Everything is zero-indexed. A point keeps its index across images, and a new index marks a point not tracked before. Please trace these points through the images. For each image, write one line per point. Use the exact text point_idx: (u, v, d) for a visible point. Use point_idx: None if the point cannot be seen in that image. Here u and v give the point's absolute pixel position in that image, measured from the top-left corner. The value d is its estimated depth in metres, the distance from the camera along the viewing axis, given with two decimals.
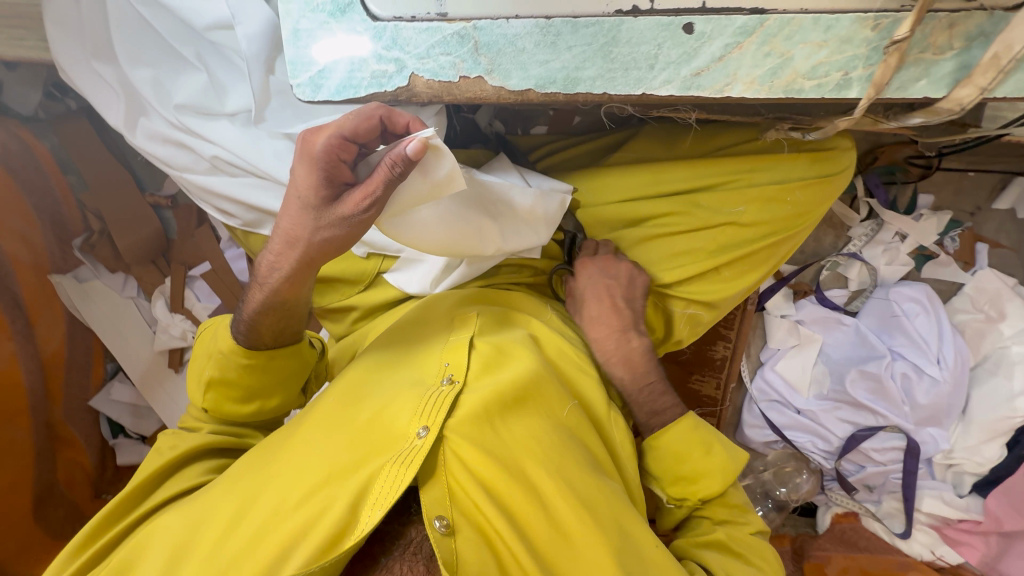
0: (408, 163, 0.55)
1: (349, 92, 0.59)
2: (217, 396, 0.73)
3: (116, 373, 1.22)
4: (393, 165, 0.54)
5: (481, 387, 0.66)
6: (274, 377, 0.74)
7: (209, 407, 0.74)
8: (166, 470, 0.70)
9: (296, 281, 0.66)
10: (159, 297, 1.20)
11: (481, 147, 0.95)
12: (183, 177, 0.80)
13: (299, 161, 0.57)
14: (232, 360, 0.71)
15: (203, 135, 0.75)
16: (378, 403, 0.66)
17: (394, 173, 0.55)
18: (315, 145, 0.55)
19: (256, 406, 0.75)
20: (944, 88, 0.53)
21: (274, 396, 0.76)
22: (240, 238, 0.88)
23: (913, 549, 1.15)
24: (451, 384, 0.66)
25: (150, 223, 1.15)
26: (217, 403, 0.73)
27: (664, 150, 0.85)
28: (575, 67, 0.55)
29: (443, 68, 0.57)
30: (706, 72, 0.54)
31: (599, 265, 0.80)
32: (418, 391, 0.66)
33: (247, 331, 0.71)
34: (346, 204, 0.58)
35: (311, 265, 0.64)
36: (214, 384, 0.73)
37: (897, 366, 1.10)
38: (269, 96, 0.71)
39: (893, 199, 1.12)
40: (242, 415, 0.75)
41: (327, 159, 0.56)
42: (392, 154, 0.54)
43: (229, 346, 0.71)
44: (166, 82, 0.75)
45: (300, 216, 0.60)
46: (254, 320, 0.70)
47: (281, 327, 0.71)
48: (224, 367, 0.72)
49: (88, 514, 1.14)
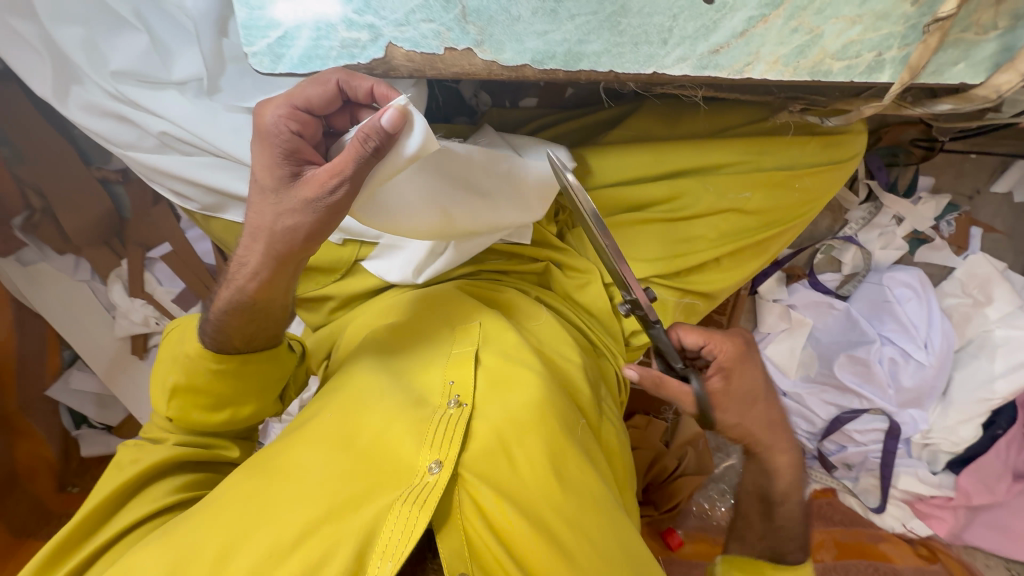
0: (384, 137, 0.48)
1: (315, 63, 0.51)
2: (183, 404, 0.67)
3: (75, 361, 1.13)
4: (365, 139, 0.47)
5: (493, 410, 0.62)
6: (248, 383, 0.68)
7: (174, 416, 0.67)
8: (126, 491, 0.65)
9: (261, 278, 0.59)
10: (115, 280, 1.09)
11: (465, 121, 0.91)
12: (128, 156, 0.70)
13: (257, 145, 0.51)
14: (201, 365, 0.65)
15: (148, 108, 0.66)
16: (379, 425, 0.60)
17: (367, 149, 0.48)
18: (267, 122, 0.50)
19: (226, 415, 0.69)
20: (982, 73, 0.48)
21: (247, 403, 0.69)
22: (200, 222, 0.79)
23: (885, 522, 1.18)
24: (459, 408, 0.61)
25: (102, 200, 1.01)
26: (182, 411, 0.67)
27: (666, 128, 0.78)
28: (578, 39, 0.48)
29: (426, 38, 0.48)
30: (725, 50, 0.48)
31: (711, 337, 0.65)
32: (423, 413, 0.61)
33: (212, 333, 0.64)
34: (310, 185, 0.49)
35: (284, 263, 0.57)
36: (179, 391, 0.66)
37: (885, 351, 1.11)
38: (222, 63, 0.62)
39: (894, 181, 1.09)
40: (211, 424, 0.69)
41: (281, 132, 0.50)
42: (364, 126, 0.47)
43: (196, 351, 0.64)
44: (100, 44, 0.65)
45: (260, 201, 0.52)
46: (221, 321, 0.63)
47: (253, 331, 0.65)
48: (191, 372, 0.65)
49: (53, 508, 1.09)
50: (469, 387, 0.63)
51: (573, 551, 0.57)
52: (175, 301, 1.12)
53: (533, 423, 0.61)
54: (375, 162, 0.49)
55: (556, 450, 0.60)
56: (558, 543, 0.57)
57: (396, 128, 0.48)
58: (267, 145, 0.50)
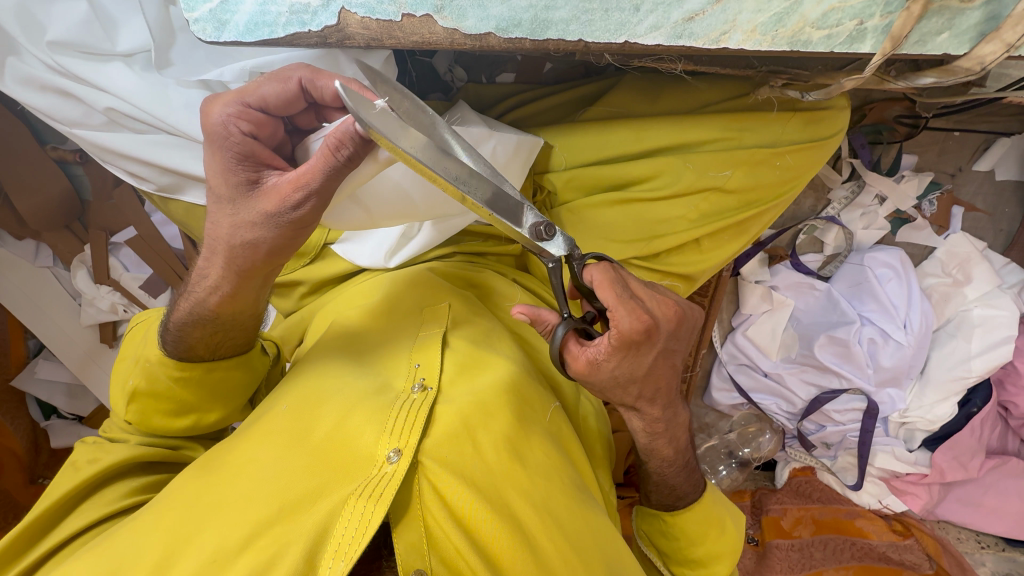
0: (359, 145, 0.47)
1: (264, 31, 0.47)
2: (143, 408, 0.64)
3: (42, 350, 1.09)
4: (337, 147, 0.46)
5: (458, 396, 0.60)
6: (214, 390, 0.65)
7: (134, 420, 0.65)
8: (78, 493, 0.62)
9: (227, 280, 0.57)
10: (79, 267, 1.04)
11: (439, 98, 0.88)
12: (76, 135, 0.67)
13: (208, 147, 0.52)
14: (162, 371, 0.62)
15: (93, 83, 0.61)
16: (338, 413, 0.58)
17: (339, 157, 0.47)
18: (216, 115, 0.51)
19: (189, 422, 0.66)
20: (966, 43, 0.46)
21: (212, 409, 0.67)
22: (160, 205, 0.76)
23: (862, 499, 1.21)
24: (423, 392, 0.59)
25: (59, 183, 0.96)
26: (143, 416, 0.65)
27: (646, 104, 0.76)
28: (545, 5, 0.45)
29: (381, 3, 0.45)
30: (701, 17, 0.45)
31: (620, 296, 0.53)
32: (384, 399, 0.59)
33: (174, 334, 0.62)
34: (272, 199, 0.50)
35: (248, 276, 0.56)
36: (140, 397, 0.64)
37: (864, 331, 1.11)
38: (171, 33, 0.58)
39: (878, 160, 1.07)
40: (173, 430, 0.66)
41: (228, 127, 0.51)
42: (336, 133, 0.46)
43: (158, 356, 0.62)
44: (36, 12, 0.60)
45: (219, 213, 0.53)
46: (182, 331, 0.61)
47: (218, 339, 0.62)
48: (152, 377, 0.63)
49: (22, 501, 1.07)
50: (435, 372, 0.62)
51: (534, 544, 0.55)
52: (144, 287, 1.07)
53: (498, 407, 0.60)
54: (346, 171, 0.48)
55: (521, 436, 0.60)
56: (522, 533, 0.55)
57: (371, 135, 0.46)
58: (218, 144, 0.51)
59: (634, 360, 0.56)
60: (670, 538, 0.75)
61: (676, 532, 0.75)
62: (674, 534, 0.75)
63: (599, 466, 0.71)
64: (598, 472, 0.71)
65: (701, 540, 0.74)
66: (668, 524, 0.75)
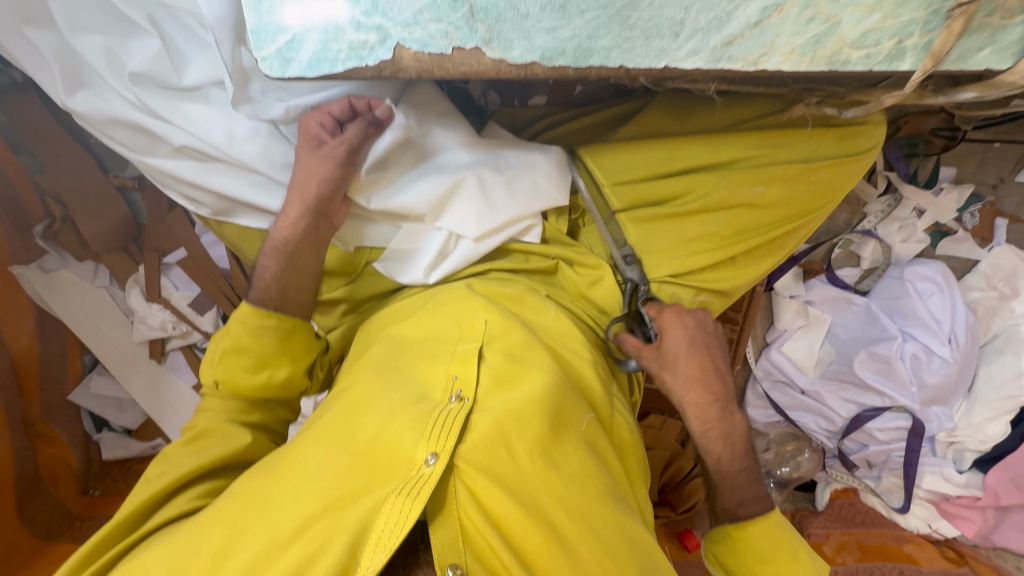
0: (376, 121, 0.65)
1: (325, 66, 0.50)
2: (228, 366, 0.71)
3: (96, 365, 1.15)
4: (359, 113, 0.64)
5: (494, 406, 0.61)
6: (289, 344, 0.73)
7: (219, 379, 0.71)
8: (154, 501, 0.66)
9: (301, 218, 0.67)
10: (133, 286, 1.10)
11: (475, 121, 0.92)
12: (143, 162, 0.71)
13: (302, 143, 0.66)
14: (243, 331, 0.70)
15: (164, 116, 0.67)
16: (378, 422, 0.60)
17: (363, 122, 0.64)
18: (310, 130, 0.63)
19: (264, 378, 0.72)
20: (1010, 58, 0.46)
21: (283, 365, 0.72)
22: (213, 227, 0.80)
23: (910, 523, 1.18)
24: (460, 402, 0.61)
25: (119, 207, 1.03)
26: (227, 374, 0.71)
27: (677, 124, 0.78)
28: (588, 34, 0.47)
29: (433, 38, 0.48)
30: (739, 41, 0.47)
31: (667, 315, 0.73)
32: (423, 408, 0.60)
33: (261, 287, 0.72)
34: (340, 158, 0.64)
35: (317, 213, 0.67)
36: (226, 355, 0.71)
37: (907, 347, 1.08)
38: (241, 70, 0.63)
39: (914, 172, 1.06)
40: (252, 387, 0.72)
41: None
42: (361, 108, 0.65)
43: (247, 311, 0.71)
44: (118, 52, 0.65)
45: None
46: (262, 276, 0.71)
47: (294, 285, 0.72)
48: (238, 333, 0.70)
49: (75, 511, 1.10)
50: (471, 383, 0.63)
51: (571, 549, 0.55)
52: (192, 305, 1.12)
53: (533, 416, 0.59)
54: (370, 132, 0.65)
55: (556, 443, 0.60)
56: (558, 539, 0.55)
57: (386, 117, 0.65)
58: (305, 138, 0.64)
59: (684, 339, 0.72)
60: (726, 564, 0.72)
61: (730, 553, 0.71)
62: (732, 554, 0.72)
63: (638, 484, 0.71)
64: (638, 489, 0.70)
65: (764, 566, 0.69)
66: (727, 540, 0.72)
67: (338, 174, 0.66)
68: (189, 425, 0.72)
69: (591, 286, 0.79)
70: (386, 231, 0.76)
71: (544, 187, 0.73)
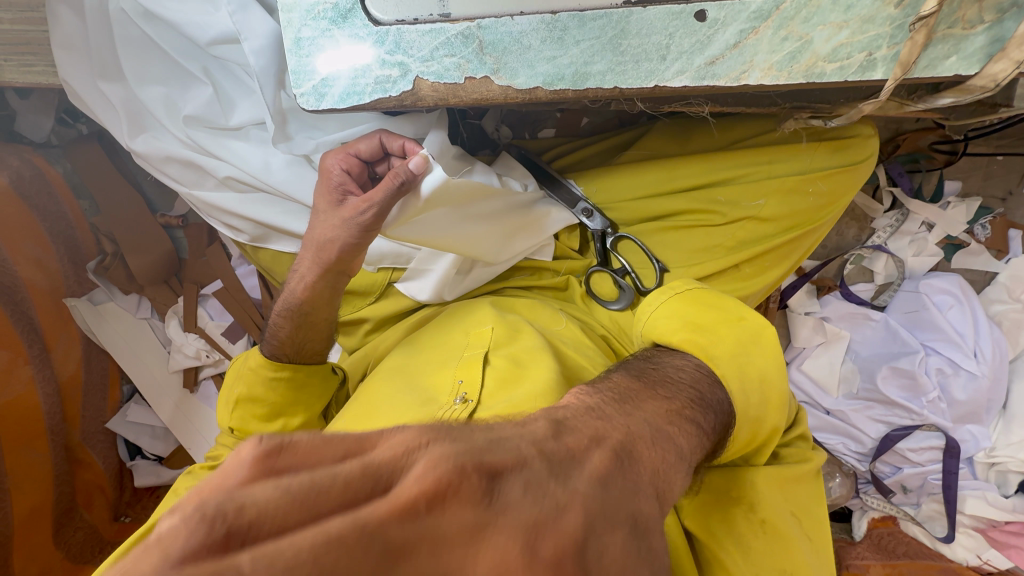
0: (411, 179, 0.63)
1: (353, 99, 0.57)
2: (243, 413, 0.79)
3: (133, 396, 1.20)
4: (394, 175, 0.62)
5: (496, 405, 0.63)
6: (300, 393, 0.79)
7: (235, 426, 0.79)
8: None
9: (314, 271, 0.73)
10: (172, 317, 1.17)
11: (488, 153, 0.96)
12: (193, 195, 0.80)
13: (322, 182, 0.70)
14: (262, 375, 0.78)
15: (213, 153, 0.75)
16: (388, 422, 0.65)
17: (395, 182, 0.63)
18: (333, 168, 0.69)
19: (279, 425, 0.79)
20: (976, 64, 0.49)
21: (296, 413, 0.80)
22: (249, 254, 0.87)
23: (956, 554, 1.09)
24: (464, 404, 0.64)
25: (163, 242, 1.12)
26: (241, 422, 0.79)
27: (678, 146, 0.83)
28: (584, 61, 0.53)
29: (448, 70, 0.55)
30: (721, 60, 0.52)
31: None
32: (431, 408, 0.64)
33: (276, 343, 0.78)
34: (349, 209, 0.67)
35: (327, 270, 0.72)
36: (241, 403, 0.79)
37: (931, 362, 1.07)
38: (284, 113, 0.69)
39: (918, 187, 1.08)
40: (267, 434, 0.79)
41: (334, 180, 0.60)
42: (395, 168, 0.63)
43: (258, 362, 0.78)
44: (176, 99, 0.74)
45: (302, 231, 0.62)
46: (276, 328, 0.78)
47: (306, 341, 0.78)
48: (252, 383, 0.78)
49: (105, 537, 1.12)
50: (477, 387, 0.67)
51: None
52: (225, 334, 1.17)
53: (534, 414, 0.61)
54: (399, 193, 0.64)
55: None
56: None
57: (421, 172, 0.64)
58: (326, 182, 0.69)
59: (651, 418, 0.46)
60: (821, 518, 0.67)
61: (816, 511, 0.66)
62: (826, 498, 0.68)
63: (741, 494, 0.63)
64: (735, 494, 0.63)
65: (818, 552, 0.64)
66: (819, 497, 0.68)
67: (362, 218, 0.66)
68: (215, 453, 0.81)
69: (602, 291, 0.82)
70: (406, 253, 0.82)
71: (557, 223, 0.81)
